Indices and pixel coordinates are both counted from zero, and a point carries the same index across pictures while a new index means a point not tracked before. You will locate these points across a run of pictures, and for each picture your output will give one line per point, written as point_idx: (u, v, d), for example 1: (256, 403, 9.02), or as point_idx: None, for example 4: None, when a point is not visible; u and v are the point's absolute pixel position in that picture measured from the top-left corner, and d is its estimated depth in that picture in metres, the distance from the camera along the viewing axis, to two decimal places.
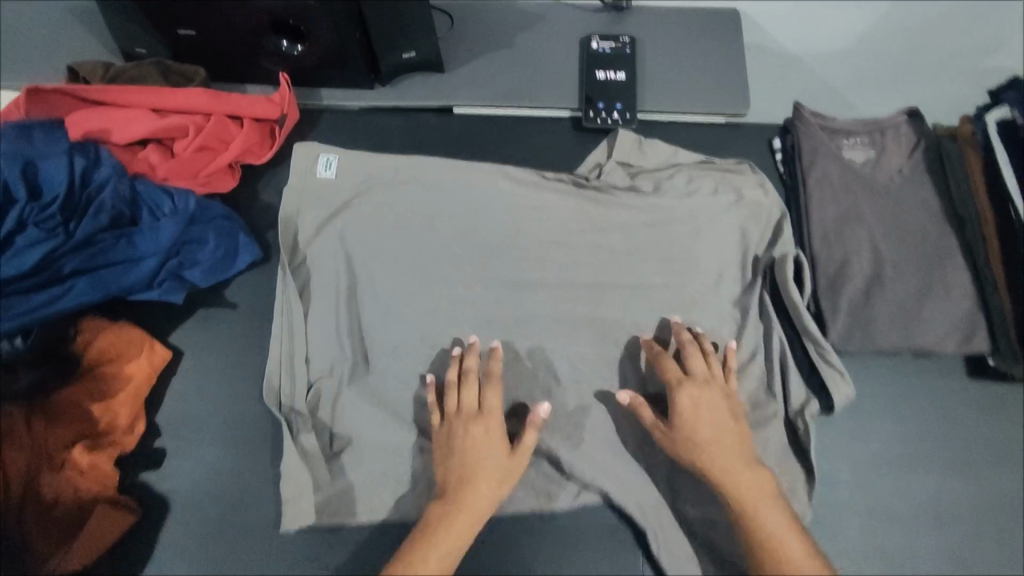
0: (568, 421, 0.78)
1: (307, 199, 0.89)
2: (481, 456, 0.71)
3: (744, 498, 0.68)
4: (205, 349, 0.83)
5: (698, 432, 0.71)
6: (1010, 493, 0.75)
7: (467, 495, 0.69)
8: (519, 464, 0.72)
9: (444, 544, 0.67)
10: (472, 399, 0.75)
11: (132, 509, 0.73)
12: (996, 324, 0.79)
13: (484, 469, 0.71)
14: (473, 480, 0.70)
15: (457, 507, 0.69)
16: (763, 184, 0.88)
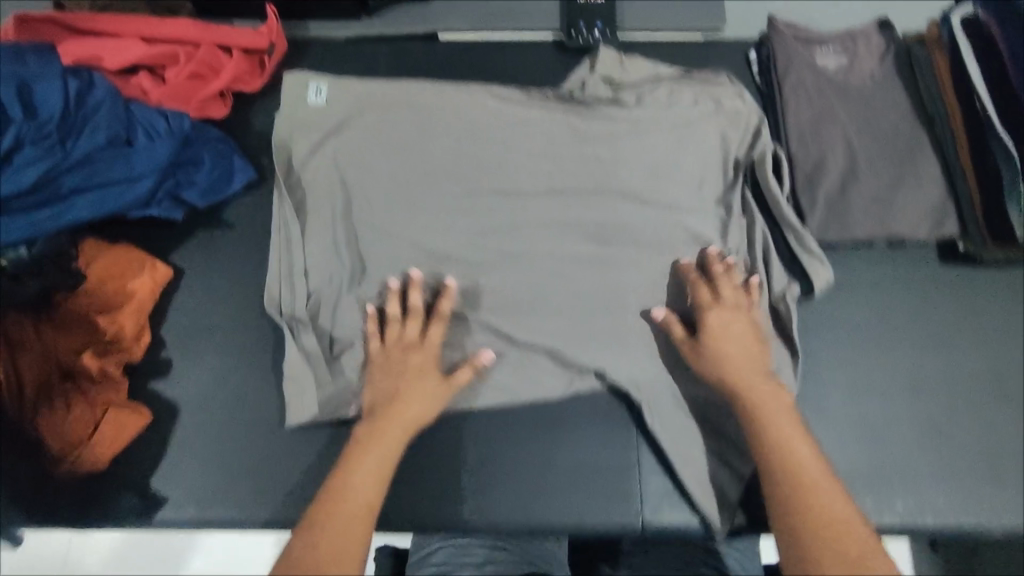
0: (561, 316, 0.81)
1: (295, 124, 0.90)
2: (415, 383, 0.73)
3: (762, 411, 0.68)
4: (205, 265, 0.85)
5: (725, 347, 0.72)
6: (983, 364, 0.79)
7: (396, 414, 0.71)
8: (450, 391, 0.75)
9: (375, 458, 0.68)
10: (409, 330, 0.77)
11: (142, 413, 0.76)
12: (965, 211, 0.82)
13: (414, 392, 0.73)
14: (403, 400, 0.72)
15: (384, 425, 0.70)
16: (741, 94, 0.91)
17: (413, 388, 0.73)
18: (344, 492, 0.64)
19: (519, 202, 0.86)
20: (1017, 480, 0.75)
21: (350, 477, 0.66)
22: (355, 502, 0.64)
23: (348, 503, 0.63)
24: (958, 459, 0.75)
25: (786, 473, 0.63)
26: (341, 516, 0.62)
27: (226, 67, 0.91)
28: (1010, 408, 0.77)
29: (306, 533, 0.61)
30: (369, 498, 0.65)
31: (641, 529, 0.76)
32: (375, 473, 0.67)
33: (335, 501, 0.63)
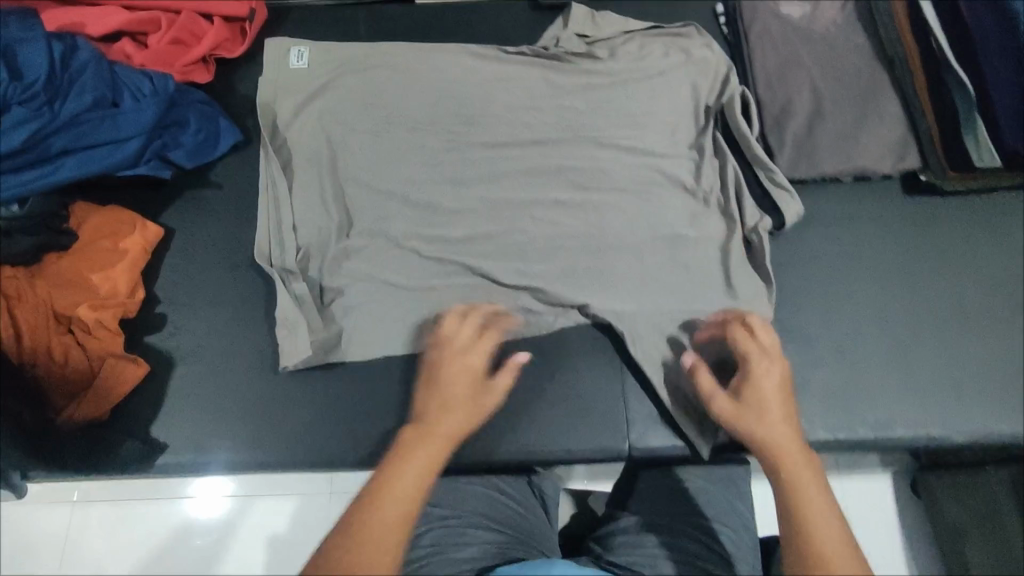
0: (544, 259, 0.84)
1: (278, 84, 0.92)
2: (462, 395, 0.65)
3: (796, 467, 0.59)
4: (194, 224, 0.87)
5: (770, 399, 0.64)
6: (948, 287, 0.83)
7: (441, 424, 0.62)
8: (492, 398, 0.67)
9: (417, 470, 0.58)
10: (461, 334, 0.71)
11: (139, 365, 0.77)
12: (926, 143, 0.86)
13: (460, 402, 0.65)
14: (450, 403, 0.64)
15: (427, 437, 0.61)
16: (710, 44, 0.93)
17: (460, 397, 0.65)
18: (385, 497, 0.56)
19: (500, 152, 0.89)
20: (981, 392, 0.78)
21: (393, 482, 0.57)
22: (390, 513, 0.55)
23: (388, 507, 0.55)
24: (924, 375, 0.79)
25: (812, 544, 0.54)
26: (379, 524, 0.54)
27: (208, 33, 0.92)
28: (973, 327, 0.81)
29: (337, 538, 0.53)
30: (409, 508, 0.56)
31: (628, 454, 0.80)
32: (419, 482, 0.58)
33: (374, 506, 0.55)
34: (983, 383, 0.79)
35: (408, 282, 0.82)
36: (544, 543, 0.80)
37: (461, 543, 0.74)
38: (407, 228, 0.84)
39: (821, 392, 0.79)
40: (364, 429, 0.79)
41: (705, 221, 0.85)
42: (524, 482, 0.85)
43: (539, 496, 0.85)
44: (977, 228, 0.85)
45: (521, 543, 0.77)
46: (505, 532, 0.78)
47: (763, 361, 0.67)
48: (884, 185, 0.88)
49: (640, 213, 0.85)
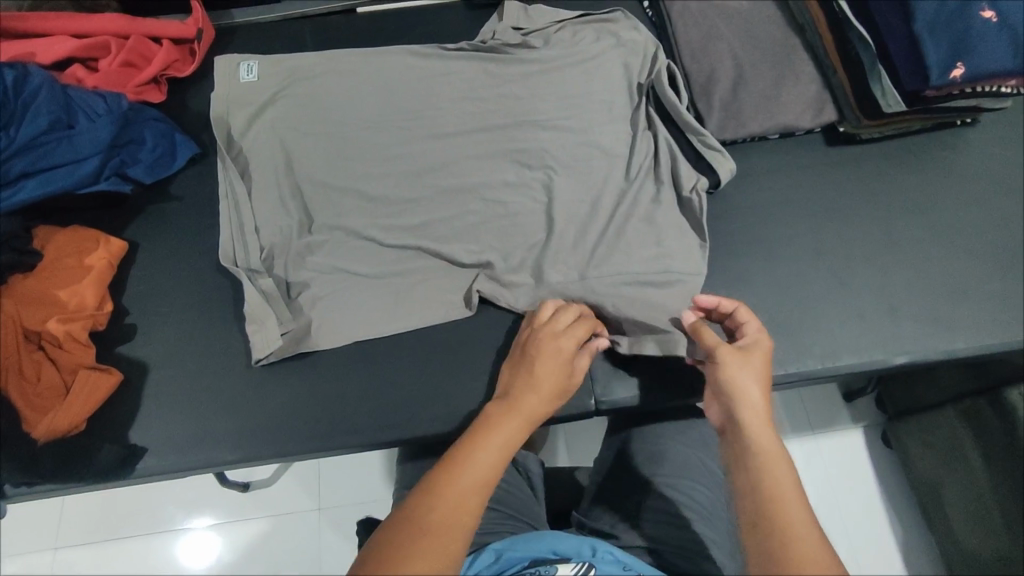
0: (501, 238, 0.88)
1: (227, 99, 0.94)
2: (545, 374, 0.66)
3: (764, 440, 0.57)
4: (159, 237, 0.90)
5: (759, 360, 0.63)
6: (873, 225, 0.90)
7: (521, 400, 0.64)
8: (574, 382, 0.68)
9: (496, 442, 0.60)
10: (560, 319, 0.72)
11: (113, 374, 0.79)
12: (839, 96, 0.94)
13: (542, 379, 0.66)
14: (534, 384, 0.65)
15: (507, 411, 0.63)
16: (637, 26, 0.99)
17: (541, 376, 0.66)
18: (465, 464, 0.58)
19: (450, 141, 0.93)
20: (914, 317, 0.85)
21: (475, 450, 0.59)
22: (472, 478, 0.56)
23: (470, 473, 0.57)
24: (860, 307, 0.85)
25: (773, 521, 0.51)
26: (462, 485, 0.56)
27: (157, 55, 0.96)
28: (899, 258, 0.88)
29: (421, 494, 0.55)
30: (489, 475, 0.58)
31: (596, 409, 0.84)
32: (501, 450, 0.60)
33: (455, 469, 0.57)
34: (914, 308, 0.85)
35: (370, 271, 0.85)
36: (531, 516, 0.81)
37: None
38: (366, 219, 0.88)
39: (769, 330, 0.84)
40: (340, 414, 0.82)
41: (647, 186, 0.90)
42: (507, 458, 0.85)
43: (523, 472, 0.85)
44: (894, 170, 0.93)
45: (513, 518, 0.80)
46: (497, 509, 0.80)
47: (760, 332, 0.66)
48: (807, 140, 0.95)
49: (586, 186, 0.90)
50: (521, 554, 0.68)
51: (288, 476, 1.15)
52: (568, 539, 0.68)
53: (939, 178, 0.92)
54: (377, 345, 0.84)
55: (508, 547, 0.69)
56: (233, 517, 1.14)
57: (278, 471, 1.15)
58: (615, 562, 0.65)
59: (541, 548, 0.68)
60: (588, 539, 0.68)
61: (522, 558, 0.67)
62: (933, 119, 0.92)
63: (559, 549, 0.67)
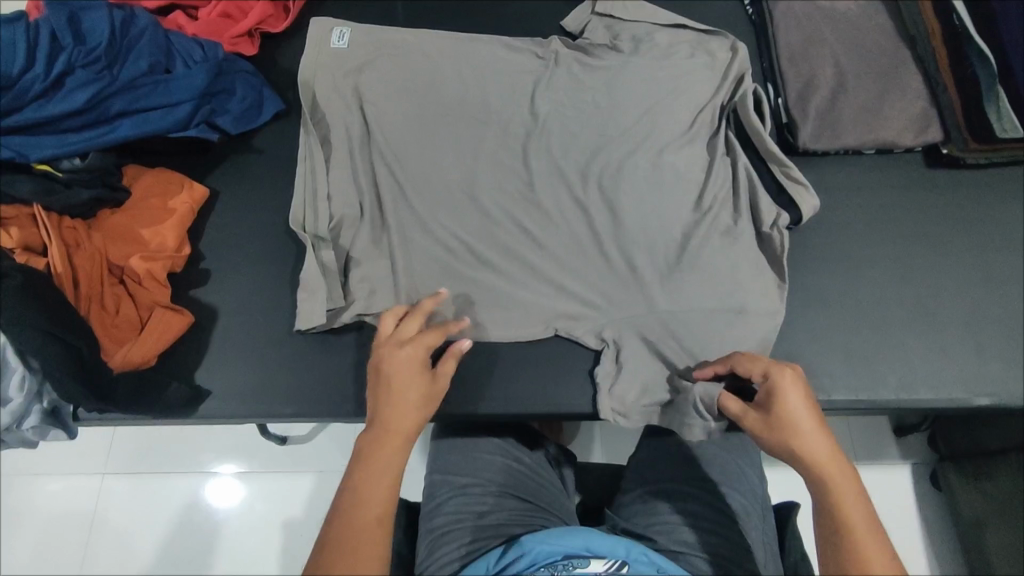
0: (568, 234, 0.86)
1: (322, 62, 0.96)
2: (407, 390, 0.66)
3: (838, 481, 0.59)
4: (239, 189, 0.91)
5: (797, 411, 0.62)
6: (968, 255, 0.84)
7: (395, 422, 0.64)
8: (440, 384, 0.68)
9: (377, 476, 0.60)
10: (407, 331, 0.70)
11: (185, 314, 0.81)
12: (946, 116, 0.88)
13: (405, 402, 0.65)
14: (398, 402, 0.65)
15: (379, 447, 0.62)
16: (735, 47, 0.95)
17: (405, 395, 0.65)
18: (360, 505, 0.58)
19: (528, 126, 0.92)
20: (1005, 357, 0.79)
21: (362, 487, 0.59)
22: (365, 524, 0.57)
23: (361, 522, 0.57)
24: (947, 340, 0.80)
25: None
26: (356, 541, 0.56)
27: (254, 8, 0.97)
28: (993, 295, 0.82)
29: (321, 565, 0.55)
30: (382, 515, 0.59)
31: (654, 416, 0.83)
32: (390, 477, 0.61)
33: (348, 520, 0.57)
34: (1005, 348, 0.80)
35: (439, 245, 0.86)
36: (563, 513, 0.80)
37: (486, 508, 0.76)
38: (439, 196, 0.88)
39: (842, 353, 0.80)
40: None
41: (727, 194, 0.87)
42: (545, 458, 0.85)
43: (555, 468, 0.85)
44: (997, 201, 0.87)
45: (542, 510, 0.78)
46: (527, 501, 0.78)
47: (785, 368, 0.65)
48: (906, 159, 0.90)
49: (666, 185, 0.87)
50: (552, 548, 0.66)
51: (326, 435, 1.18)
52: (603, 537, 0.66)
53: None
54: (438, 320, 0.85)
55: (537, 541, 0.67)
56: (257, 468, 1.16)
57: (316, 429, 1.18)
58: (649, 563, 0.64)
59: (575, 544, 0.66)
60: (621, 538, 0.67)
61: (552, 552, 0.66)
62: None
63: (593, 547, 0.66)
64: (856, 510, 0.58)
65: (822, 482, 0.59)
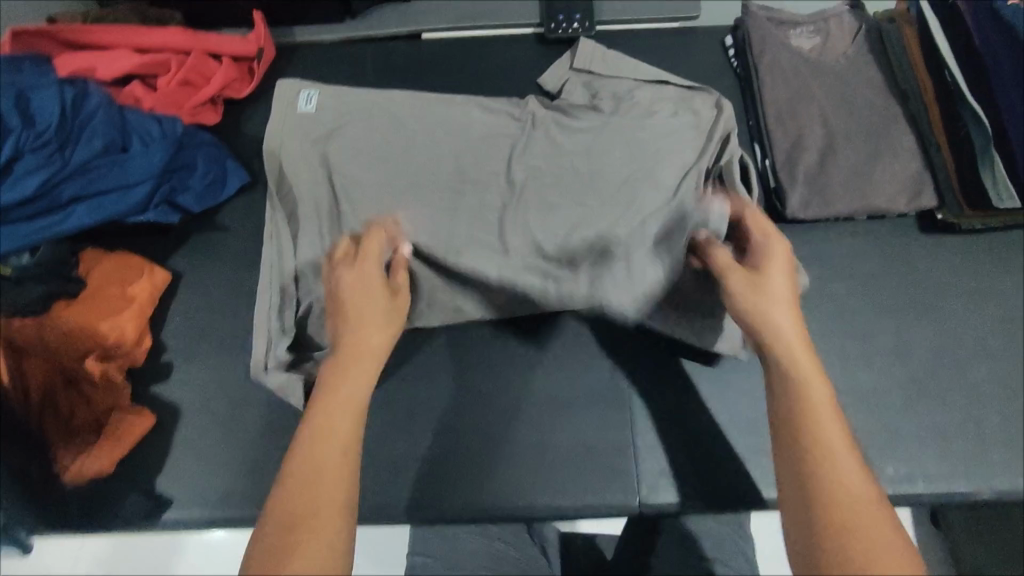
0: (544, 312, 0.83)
1: (287, 129, 0.90)
2: (359, 312, 0.67)
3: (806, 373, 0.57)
4: (204, 272, 0.88)
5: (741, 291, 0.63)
6: (962, 327, 0.81)
7: (357, 342, 0.65)
8: (400, 299, 0.72)
9: (331, 400, 0.60)
10: (358, 251, 0.74)
11: (145, 416, 0.78)
12: (940, 178, 0.84)
13: (369, 317, 0.67)
14: (353, 321, 0.67)
15: (345, 367, 0.63)
16: (721, 104, 0.90)
17: (360, 313, 0.67)
18: (314, 434, 0.57)
19: (506, 194, 0.88)
20: (1003, 440, 0.76)
21: (317, 414, 0.59)
22: (318, 453, 0.56)
23: (327, 449, 0.56)
24: (943, 422, 0.77)
25: (826, 508, 0.50)
26: (320, 467, 0.55)
27: (216, 74, 0.93)
28: (992, 370, 0.79)
29: (284, 493, 0.53)
30: (350, 435, 0.58)
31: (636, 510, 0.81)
32: (346, 405, 0.60)
33: (306, 453, 0.56)
34: (1007, 429, 0.76)
35: None
36: None
37: None
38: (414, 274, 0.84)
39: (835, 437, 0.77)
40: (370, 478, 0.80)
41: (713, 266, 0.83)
42: (525, 530, 0.89)
43: (540, 543, 0.89)
44: (995, 266, 0.84)
45: None
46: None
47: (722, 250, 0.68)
48: (899, 224, 0.87)
49: (651, 258, 0.83)
50: None
51: None
52: None
53: None
54: (421, 405, 0.85)
55: None
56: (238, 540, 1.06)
57: None
58: None
59: None
60: None
61: None
62: None
63: None
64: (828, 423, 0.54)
65: (795, 385, 0.56)
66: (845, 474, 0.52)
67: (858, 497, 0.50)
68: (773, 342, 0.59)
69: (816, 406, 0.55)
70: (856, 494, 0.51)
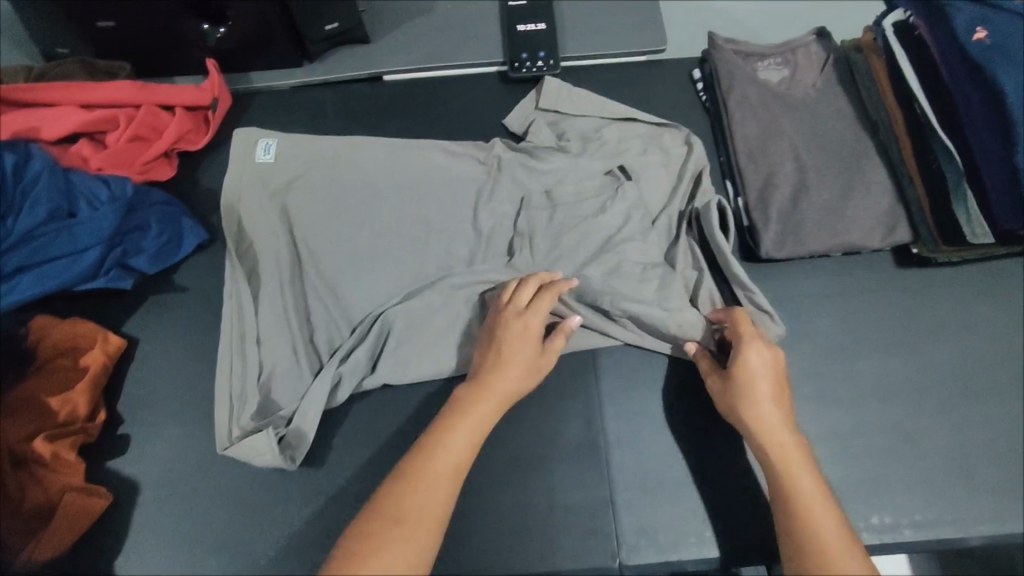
0: None
1: (248, 181, 0.86)
2: (513, 356, 0.69)
3: (786, 454, 0.64)
4: (161, 336, 0.84)
5: (755, 367, 0.69)
6: (942, 364, 0.80)
7: (496, 382, 0.68)
8: (547, 361, 0.72)
9: (462, 432, 0.64)
10: (523, 296, 0.74)
11: (100, 496, 0.74)
12: (914, 212, 0.83)
13: (516, 361, 0.69)
14: (504, 365, 0.69)
15: (479, 398, 0.66)
16: (689, 140, 0.89)
17: (513, 357, 0.69)
18: (436, 454, 0.62)
19: (475, 243, 0.86)
20: (989, 482, 0.74)
21: (447, 437, 0.63)
22: (436, 473, 0.60)
23: (434, 472, 0.60)
24: (928, 465, 0.75)
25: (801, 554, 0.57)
26: (429, 482, 0.60)
27: (169, 126, 0.89)
28: (974, 408, 0.78)
29: (393, 489, 0.59)
30: (460, 462, 0.62)
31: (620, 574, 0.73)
32: (469, 441, 0.64)
33: (425, 464, 0.61)
34: (992, 471, 0.75)
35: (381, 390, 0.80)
36: None
37: None
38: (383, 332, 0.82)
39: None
40: None
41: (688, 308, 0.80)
42: None
43: None
44: (972, 300, 0.83)
45: None
46: None
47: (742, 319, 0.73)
48: (874, 258, 0.85)
49: None
50: None
51: None
52: None
53: None
54: (382, 467, 0.78)
55: None
56: None
57: None
58: None
59: None
60: None
61: None
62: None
63: None
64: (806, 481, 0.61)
65: (767, 448, 0.65)
66: (816, 528, 0.58)
67: (831, 545, 0.57)
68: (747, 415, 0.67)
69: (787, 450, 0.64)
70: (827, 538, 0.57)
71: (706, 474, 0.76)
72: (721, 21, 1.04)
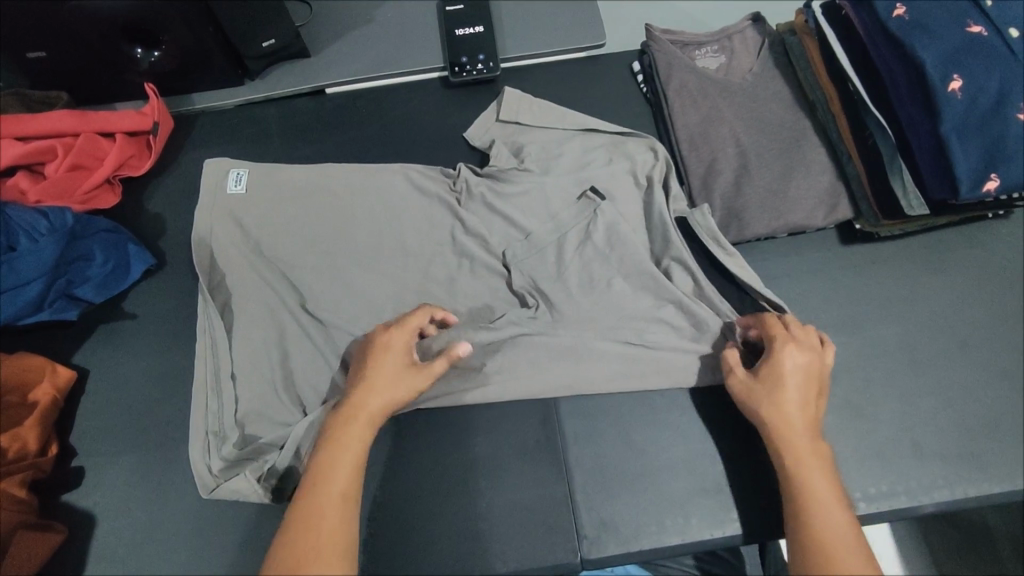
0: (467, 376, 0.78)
1: (220, 216, 0.85)
2: (375, 371, 0.69)
3: (801, 450, 0.66)
4: (112, 364, 0.84)
5: (790, 374, 0.69)
6: (888, 337, 0.81)
7: (362, 401, 0.67)
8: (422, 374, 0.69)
9: (339, 453, 0.64)
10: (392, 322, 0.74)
11: (55, 531, 0.73)
12: (855, 188, 0.84)
13: (378, 374, 0.68)
14: (367, 380, 0.68)
15: (348, 418, 0.66)
16: (653, 146, 0.88)
17: (375, 374, 0.68)
18: (319, 481, 0.62)
19: (426, 250, 0.85)
20: (939, 450, 0.75)
21: (325, 463, 0.63)
22: (320, 499, 0.61)
23: (320, 497, 0.61)
24: (879, 438, 0.76)
25: (811, 541, 0.60)
26: (315, 510, 0.60)
27: (109, 154, 0.88)
28: (921, 378, 0.79)
29: (287, 534, 0.59)
30: (347, 480, 0.62)
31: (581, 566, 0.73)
32: (349, 461, 0.63)
33: (308, 494, 0.61)
34: (941, 440, 0.76)
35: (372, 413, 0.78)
36: None
37: None
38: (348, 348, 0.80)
39: (761, 457, 0.77)
40: None
41: (691, 325, 0.80)
42: None
43: None
44: (914, 273, 0.84)
45: None
46: None
47: (778, 327, 0.72)
48: (817, 238, 0.87)
49: (584, 308, 0.81)
50: None
51: None
52: None
53: (965, 281, 0.83)
54: None
55: None
56: None
57: None
58: None
59: None
60: None
61: None
62: (964, 213, 0.79)
63: None
64: (819, 482, 0.64)
65: (790, 446, 0.66)
66: (820, 519, 0.61)
67: (833, 537, 0.59)
68: (773, 417, 0.68)
69: (802, 449, 0.66)
70: (833, 529, 0.60)
71: (662, 462, 0.77)
72: (660, 13, 1.05)
